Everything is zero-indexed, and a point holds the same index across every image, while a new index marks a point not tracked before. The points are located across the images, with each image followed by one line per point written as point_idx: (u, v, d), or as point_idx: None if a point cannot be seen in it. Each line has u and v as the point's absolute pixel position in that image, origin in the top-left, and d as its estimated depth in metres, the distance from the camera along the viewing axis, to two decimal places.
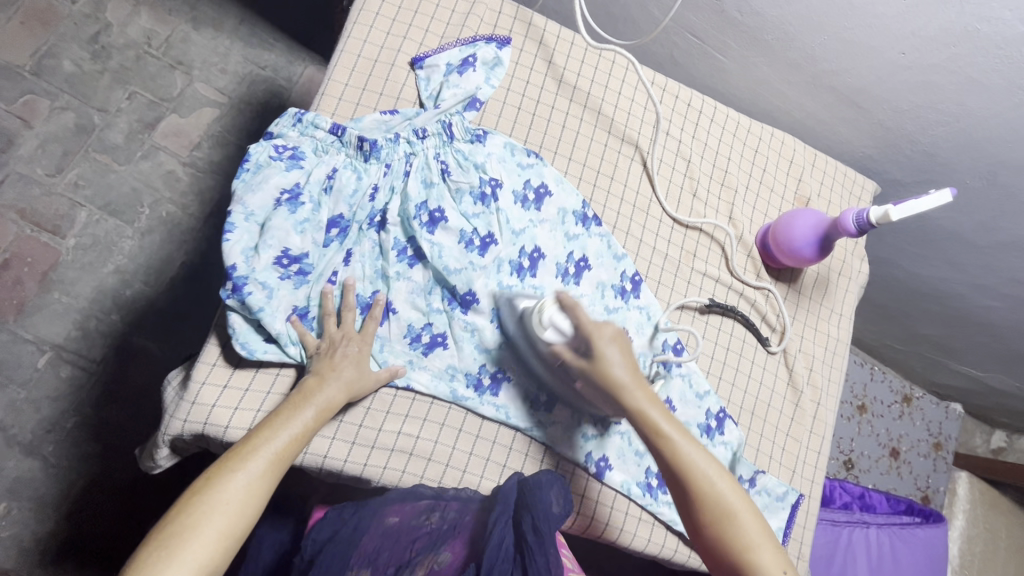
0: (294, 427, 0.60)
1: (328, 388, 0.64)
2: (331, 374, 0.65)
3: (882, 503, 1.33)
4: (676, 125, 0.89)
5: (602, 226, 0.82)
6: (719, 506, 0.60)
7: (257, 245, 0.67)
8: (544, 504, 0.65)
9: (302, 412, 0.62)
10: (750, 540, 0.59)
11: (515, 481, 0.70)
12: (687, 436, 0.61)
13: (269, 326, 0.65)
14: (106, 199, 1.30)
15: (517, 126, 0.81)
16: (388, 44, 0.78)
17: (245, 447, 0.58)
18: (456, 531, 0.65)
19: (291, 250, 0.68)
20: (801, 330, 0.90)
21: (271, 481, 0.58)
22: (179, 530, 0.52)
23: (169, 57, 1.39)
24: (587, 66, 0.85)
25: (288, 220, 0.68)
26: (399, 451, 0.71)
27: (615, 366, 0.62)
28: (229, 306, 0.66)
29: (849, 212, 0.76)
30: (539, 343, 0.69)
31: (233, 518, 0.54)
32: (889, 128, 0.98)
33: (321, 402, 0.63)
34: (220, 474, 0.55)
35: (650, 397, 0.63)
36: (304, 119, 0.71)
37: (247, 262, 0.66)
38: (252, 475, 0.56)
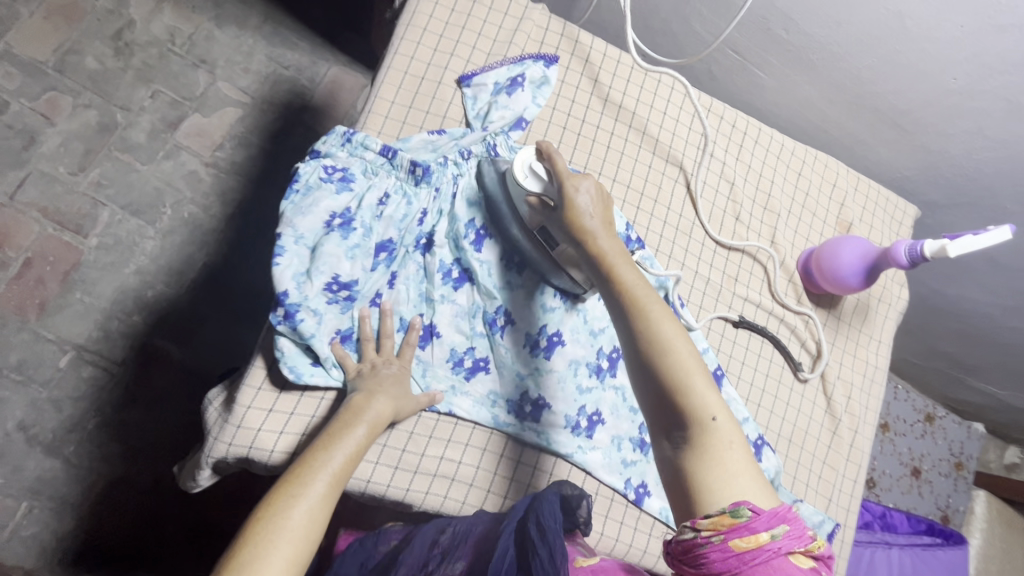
0: (346, 444, 0.58)
1: (374, 402, 0.62)
2: (376, 392, 0.63)
3: (903, 522, 1.32)
4: (721, 146, 0.87)
5: (645, 249, 0.80)
6: (663, 347, 0.52)
7: (307, 269, 0.66)
8: (547, 501, 0.65)
9: (354, 430, 0.60)
10: (689, 386, 0.51)
11: (525, 500, 0.67)
12: (641, 280, 0.55)
13: (317, 350, 0.65)
14: (129, 199, 1.29)
15: (562, 146, 0.79)
16: (435, 61, 0.76)
17: (301, 469, 0.55)
18: (464, 542, 0.64)
19: (341, 276, 0.67)
20: (840, 357, 0.89)
21: (332, 505, 0.55)
22: (249, 561, 0.48)
23: (193, 56, 1.38)
24: (631, 84, 0.84)
25: (340, 245, 0.67)
26: (441, 477, 0.71)
27: (581, 212, 0.59)
28: (278, 331, 0.65)
29: (901, 244, 0.74)
30: (518, 199, 0.67)
31: (299, 544, 0.51)
32: (931, 151, 0.97)
33: (370, 418, 0.61)
34: (281, 500, 0.52)
35: (609, 237, 0.58)
36: (353, 140, 0.70)
37: (298, 288, 0.65)
38: (313, 496, 0.53)
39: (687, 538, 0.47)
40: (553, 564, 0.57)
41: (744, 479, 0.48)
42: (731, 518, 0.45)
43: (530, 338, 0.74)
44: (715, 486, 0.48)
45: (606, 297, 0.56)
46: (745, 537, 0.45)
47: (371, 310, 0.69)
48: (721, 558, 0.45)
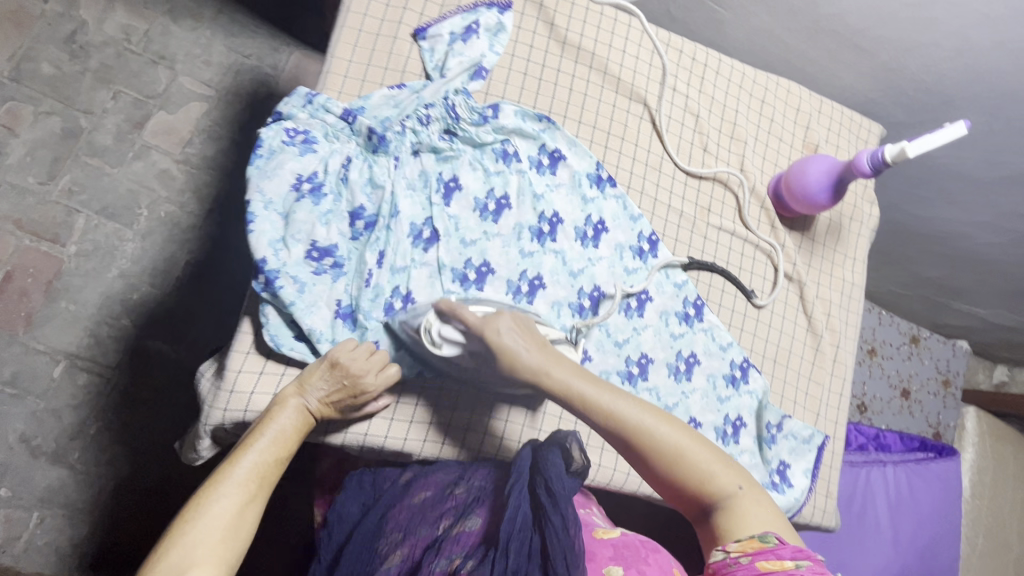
0: (277, 445, 0.60)
1: (309, 399, 0.64)
2: (310, 387, 0.64)
3: (896, 442, 1.37)
4: (683, 80, 0.88)
5: (617, 187, 0.82)
6: (669, 451, 0.57)
7: (284, 237, 0.66)
8: (555, 464, 0.66)
9: (278, 428, 0.61)
10: (706, 469, 0.57)
11: (529, 452, 0.69)
12: (615, 390, 0.59)
13: (312, 322, 0.66)
14: (104, 203, 1.28)
15: (524, 93, 0.80)
16: (389, 17, 0.75)
17: (225, 469, 0.56)
18: (479, 498, 0.67)
19: (320, 242, 0.67)
20: (817, 277, 0.91)
21: (257, 500, 0.55)
22: (173, 561, 0.48)
23: (151, 53, 1.35)
24: (589, 26, 0.84)
25: (312, 213, 0.66)
26: (438, 424, 0.74)
27: (519, 351, 0.60)
28: (262, 299, 0.66)
29: (863, 153, 0.75)
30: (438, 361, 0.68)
31: (226, 546, 0.51)
32: (890, 69, 0.98)
33: (301, 424, 0.63)
34: (205, 498, 0.53)
35: (566, 366, 0.60)
36: (315, 102, 0.69)
37: (276, 255, 0.65)
38: (242, 498, 0.54)
39: (718, 561, 0.52)
40: (567, 533, 0.59)
41: (777, 523, 0.55)
42: (759, 542, 0.52)
43: (510, 285, 0.76)
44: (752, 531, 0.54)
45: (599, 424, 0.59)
46: (771, 559, 0.50)
47: (356, 282, 0.69)
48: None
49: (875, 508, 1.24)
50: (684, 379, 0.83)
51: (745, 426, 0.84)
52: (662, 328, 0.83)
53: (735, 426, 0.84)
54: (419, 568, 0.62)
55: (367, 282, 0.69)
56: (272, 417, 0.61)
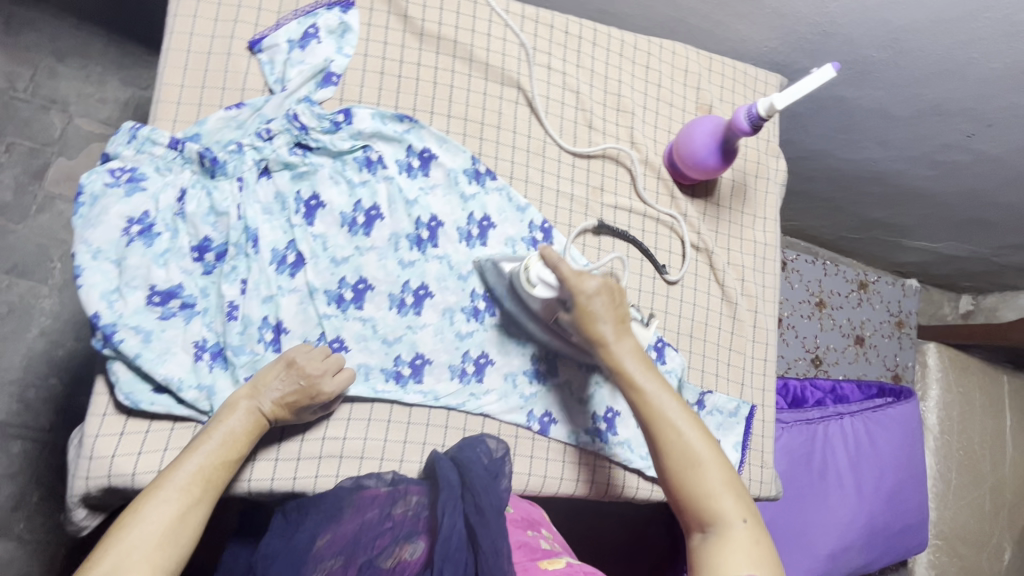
0: (225, 448, 0.60)
1: (263, 401, 0.62)
2: (265, 388, 0.62)
3: (854, 391, 1.36)
4: (557, 56, 0.83)
5: (497, 180, 0.78)
6: (691, 455, 0.62)
7: (122, 286, 0.61)
8: (482, 475, 0.66)
9: (232, 431, 0.60)
10: (716, 495, 0.60)
11: (451, 467, 0.66)
12: (665, 387, 0.65)
13: (166, 371, 0.62)
14: (12, 262, 1.21)
15: (384, 94, 0.75)
16: (219, 32, 0.70)
17: (170, 473, 0.57)
18: (419, 522, 0.63)
19: (159, 285, 0.63)
20: (726, 243, 0.87)
21: (199, 505, 0.57)
22: (108, 567, 0.51)
23: (40, 97, 1.27)
24: (448, 11, 0.79)
25: (146, 255, 0.62)
26: (328, 457, 0.68)
27: (599, 318, 0.66)
28: (108, 356, 0.61)
29: (740, 110, 0.72)
30: (531, 303, 0.71)
31: (159, 555, 0.53)
32: (782, 14, 0.95)
33: (257, 426, 0.62)
34: (146, 505, 0.55)
35: (632, 352, 0.67)
36: (139, 135, 0.63)
37: (112, 308, 0.61)
38: (183, 504, 0.56)
39: None
40: (499, 557, 0.58)
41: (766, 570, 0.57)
42: None
43: (393, 298, 0.72)
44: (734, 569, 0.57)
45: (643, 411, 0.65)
46: None
47: (214, 321, 0.65)
48: None
49: (836, 462, 1.23)
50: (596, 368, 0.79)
51: None
52: None
53: None
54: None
55: (227, 317, 0.65)
56: (222, 419, 0.61)
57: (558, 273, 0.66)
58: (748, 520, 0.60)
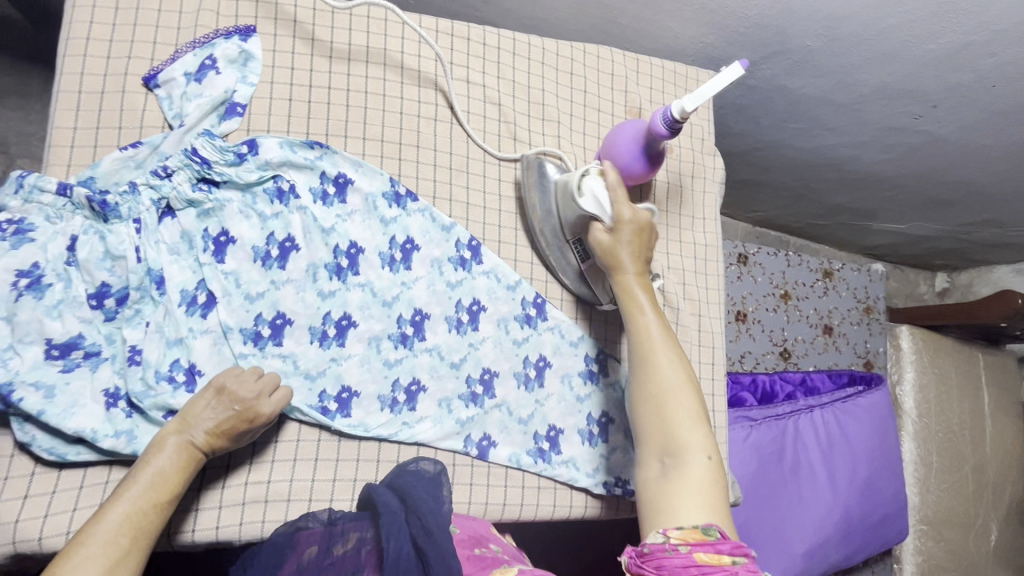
0: (153, 491, 0.55)
1: (194, 433, 0.58)
2: (195, 419, 0.58)
3: (824, 381, 1.34)
4: (476, 69, 0.81)
5: (419, 201, 0.75)
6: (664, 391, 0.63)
7: (15, 343, 0.58)
8: (428, 501, 0.62)
9: (161, 472, 0.56)
10: (684, 430, 0.61)
11: (392, 495, 0.62)
12: (664, 326, 0.68)
13: (75, 424, 0.58)
14: None
15: (293, 120, 0.72)
16: (112, 70, 0.68)
17: (89, 528, 0.51)
18: (363, 559, 0.60)
19: (58, 338, 0.59)
20: (666, 248, 0.85)
21: (127, 558, 0.51)
22: None
23: None
24: (356, 19, 0.76)
25: (37, 308, 0.58)
26: (252, 502, 0.65)
27: (623, 249, 0.70)
28: (11, 417, 0.58)
29: (656, 115, 0.70)
30: (567, 213, 0.73)
31: None
32: (712, 10, 0.94)
33: (191, 460, 0.58)
34: (62, 566, 0.49)
35: (648, 290, 0.70)
36: (26, 183, 0.61)
37: (6, 367, 0.57)
38: (108, 560, 0.50)
39: (656, 545, 0.52)
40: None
41: (719, 516, 0.56)
42: (701, 534, 0.52)
43: (314, 332, 0.69)
44: (690, 509, 0.56)
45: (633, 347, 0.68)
46: (709, 552, 0.50)
47: (122, 368, 0.61)
48: (681, 566, 0.50)
49: (808, 457, 1.21)
50: (536, 387, 0.77)
51: (611, 422, 0.79)
52: (502, 337, 0.76)
53: (600, 424, 0.79)
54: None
55: (130, 363, 0.61)
56: (148, 461, 0.56)
57: (612, 195, 0.70)
58: (711, 456, 0.59)
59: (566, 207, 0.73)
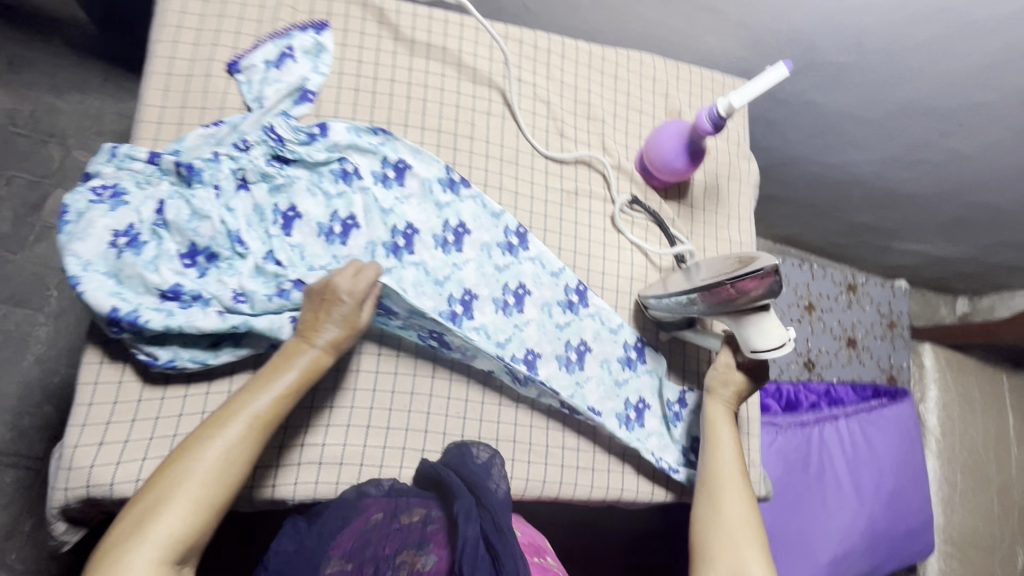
0: (275, 391, 0.58)
1: (315, 342, 0.61)
2: (315, 330, 0.62)
3: (849, 394, 1.34)
4: (528, 70, 0.86)
5: (472, 188, 0.79)
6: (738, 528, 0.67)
7: (125, 288, 0.61)
8: (493, 490, 0.65)
9: (284, 374, 0.59)
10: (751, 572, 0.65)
11: (458, 476, 0.66)
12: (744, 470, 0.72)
13: (196, 328, 0.61)
14: (9, 291, 1.25)
15: (359, 109, 0.77)
16: (199, 55, 0.73)
17: (221, 413, 0.56)
18: (429, 532, 0.64)
19: (162, 285, 0.62)
20: (702, 244, 0.89)
21: (249, 446, 0.55)
22: (155, 502, 0.50)
23: (39, 131, 1.33)
24: (420, 19, 0.82)
25: (137, 261, 0.62)
26: (307, 463, 0.68)
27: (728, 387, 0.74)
28: (142, 346, 0.62)
29: (702, 112, 0.74)
30: (753, 307, 0.65)
31: (208, 490, 0.52)
32: (747, 25, 0.99)
33: (304, 356, 0.60)
34: (196, 443, 0.54)
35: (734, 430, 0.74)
36: (118, 153, 0.66)
37: (124, 301, 0.60)
38: (230, 443, 0.54)
39: None
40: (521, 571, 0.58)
41: None
42: None
43: None
44: None
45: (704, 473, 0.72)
46: None
47: (221, 298, 0.64)
48: None
49: (834, 466, 1.21)
50: (577, 369, 0.80)
51: (648, 407, 0.82)
52: (546, 320, 0.80)
53: (638, 409, 0.81)
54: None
55: (237, 297, 0.65)
56: (274, 362, 0.60)
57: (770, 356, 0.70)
58: None
59: (737, 327, 0.68)
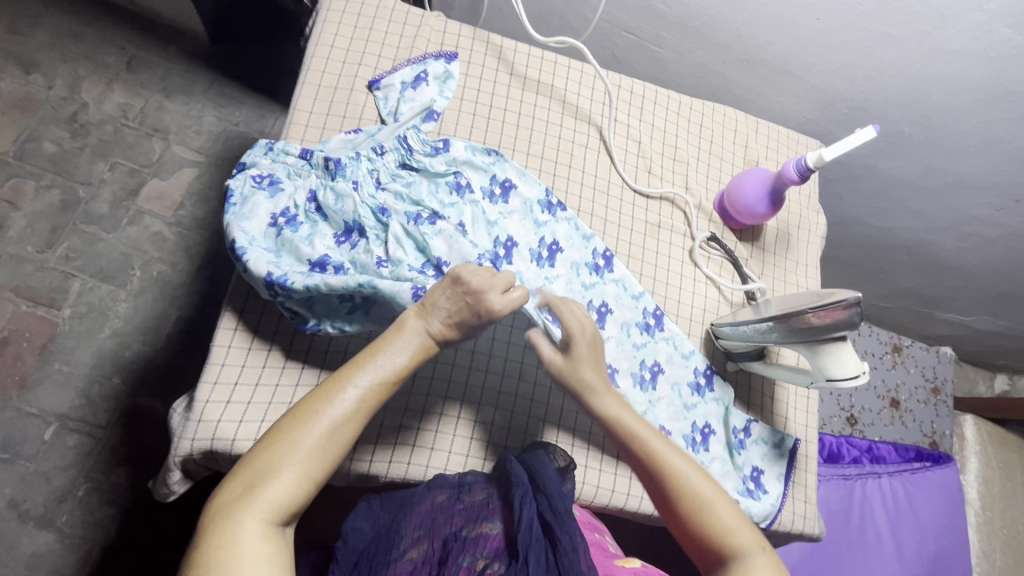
0: (384, 371, 0.56)
1: (431, 323, 0.59)
2: (432, 307, 0.60)
3: (891, 453, 1.32)
4: (623, 111, 0.95)
5: (567, 211, 0.87)
6: (693, 495, 0.59)
7: (279, 258, 0.69)
8: (553, 482, 0.69)
9: (395, 355, 0.57)
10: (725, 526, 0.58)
11: (521, 468, 0.71)
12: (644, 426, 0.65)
13: (329, 285, 0.65)
14: (97, 267, 1.31)
15: (474, 131, 0.86)
16: (346, 72, 0.84)
17: (331, 386, 0.55)
18: (490, 505, 0.67)
19: (312, 257, 0.69)
20: (772, 285, 0.94)
21: (356, 424, 0.54)
22: (265, 466, 0.50)
23: (146, 126, 1.43)
24: (534, 58, 0.93)
25: (293, 237, 0.70)
26: (403, 444, 0.75)
27: (580, 358, 0.68)
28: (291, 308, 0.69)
29: (789, 163, 0.82)
30: (828, 337, 0.69)
31: (316, 461, 0.51)
32: (822, 90, 1.07)
33: (416, 337, 0.58)
34: (306, 412, 0.53)
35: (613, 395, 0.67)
36: (275, 148, 0.76)
37: (278, 267, 0.68)
38: (338, 419, 0.53)
39: None
40: (579, 552, 0.61)
41: None
42: None
43: None
44: None
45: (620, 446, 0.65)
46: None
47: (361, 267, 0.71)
48: None
49: (875, 521, 1.22)
50: (650, 388, 0.84)
51: (714, 433, 0.85)
52: (625, 339, 0.85)
53: (704, 433, 0.85)
54: (443, 562, 0.60)
55: (379, 266, 0.71)
56: (388, 337, 0.58)
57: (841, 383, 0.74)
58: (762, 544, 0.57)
59: (811, 354, 0.73)
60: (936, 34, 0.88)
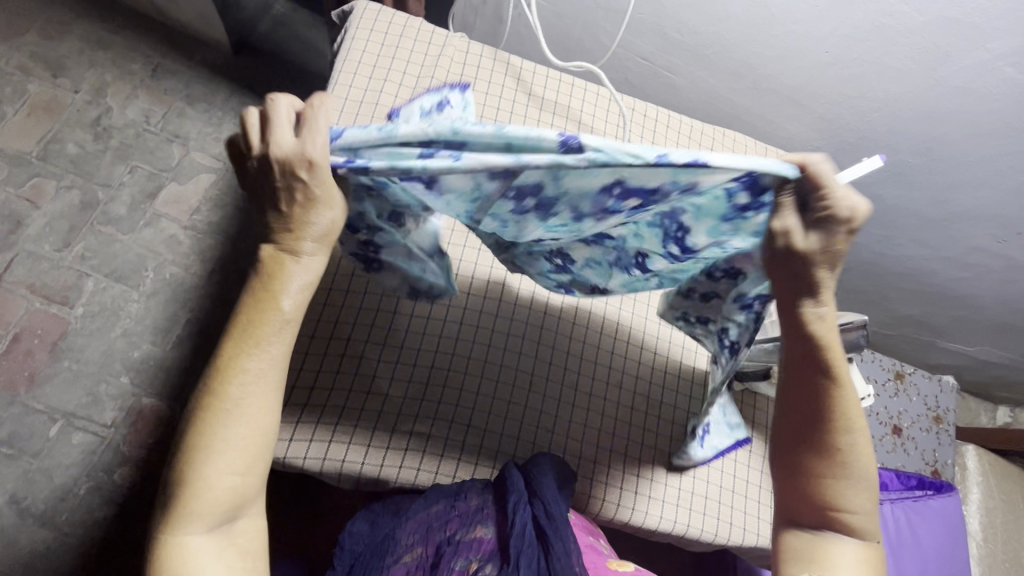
0: (265, 337, 0.47)
1: (298, 243, 0.48)
2: (300, 219, 0.47)
3: (893, 480, 1.34)
4: (637, 134, 0.98)
5: None
6: (848, 470, 0.55)
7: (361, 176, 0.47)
8: (548, 488, 0.68)
9: (270, 315, 0.47)
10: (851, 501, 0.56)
11: (520, 475, 0.70)
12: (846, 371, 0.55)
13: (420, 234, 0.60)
14: (112, 267, 1.34)
15: None
16: (371, 88, 0.87)
17: (216, 376, 0.47)
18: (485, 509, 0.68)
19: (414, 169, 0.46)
20: None
21: (267, 396, 0.48)
22: (183, 477, 0.45)
23: (167, 131, 1.46)
24: (551, 80, 0.96)
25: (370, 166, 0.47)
26: (413, 449, 0.77)
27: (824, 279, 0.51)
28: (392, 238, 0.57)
29: None
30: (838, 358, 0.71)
31: (244, 451, 0.47)
32: (829, 120, 1.09)
33: (284, 274, 0.48)
34: (202, 415, 0.46)
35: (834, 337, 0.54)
36: None
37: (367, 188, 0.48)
38: (239, 407, 0.46)
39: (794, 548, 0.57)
40: (570, 557, 0.60)
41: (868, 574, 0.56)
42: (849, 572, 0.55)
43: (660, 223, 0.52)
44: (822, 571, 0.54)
45: (801, 378, 0.56)
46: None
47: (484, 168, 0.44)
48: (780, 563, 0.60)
49: None
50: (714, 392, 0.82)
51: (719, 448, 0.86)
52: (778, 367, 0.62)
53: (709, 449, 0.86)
54: (437, 567, 0.61)
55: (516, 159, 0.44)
56: (255, 292, 0.48)
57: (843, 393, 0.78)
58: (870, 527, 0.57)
59: None
60: (940, 70, 0.91)
